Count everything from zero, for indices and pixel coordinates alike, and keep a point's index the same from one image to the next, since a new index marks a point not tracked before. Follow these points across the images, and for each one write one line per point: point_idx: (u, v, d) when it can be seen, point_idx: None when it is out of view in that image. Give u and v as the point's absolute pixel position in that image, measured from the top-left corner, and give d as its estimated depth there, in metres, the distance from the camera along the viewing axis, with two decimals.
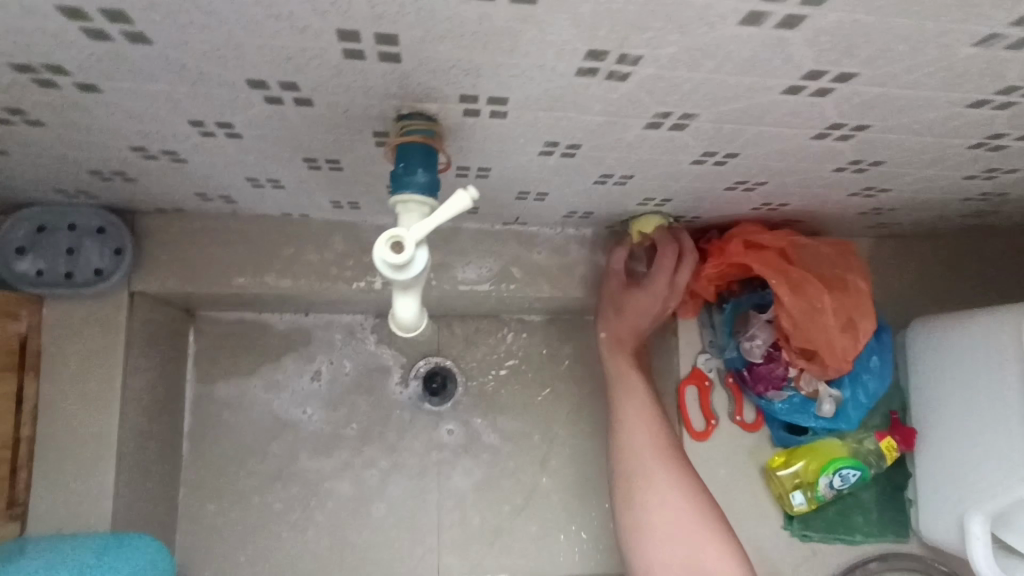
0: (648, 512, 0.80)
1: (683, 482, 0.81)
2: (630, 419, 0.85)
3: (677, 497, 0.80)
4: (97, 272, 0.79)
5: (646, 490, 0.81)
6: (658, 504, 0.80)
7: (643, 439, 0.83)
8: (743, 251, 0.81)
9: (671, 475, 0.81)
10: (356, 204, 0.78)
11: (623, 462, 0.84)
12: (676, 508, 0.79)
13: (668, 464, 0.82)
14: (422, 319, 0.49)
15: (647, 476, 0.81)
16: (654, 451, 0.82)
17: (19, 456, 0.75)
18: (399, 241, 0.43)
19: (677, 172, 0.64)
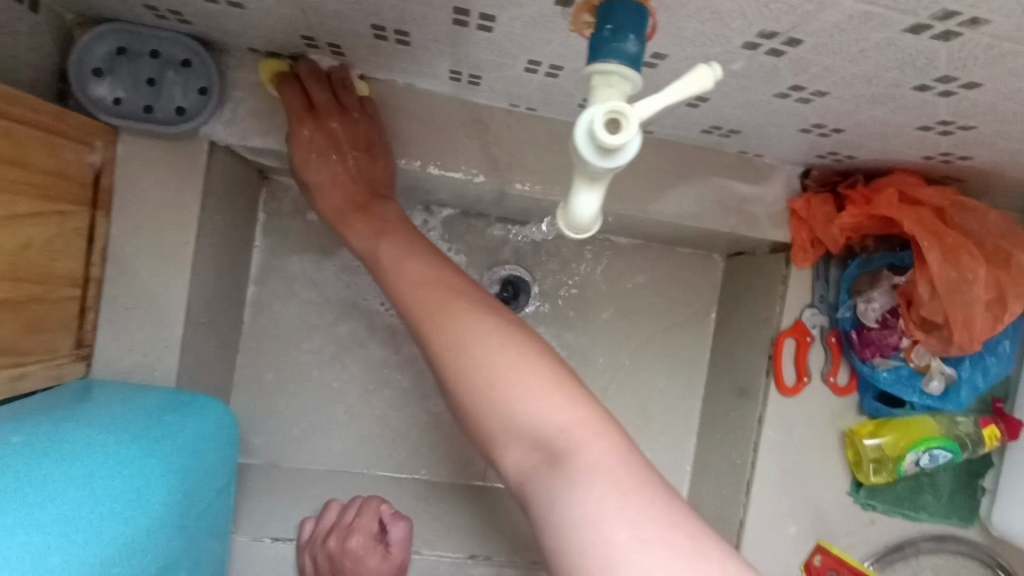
0: (489, 363, 0.57)
1: (491, 308, 0.61)
2: (398, 260, 0.68)
3: (514, 345, 0.58)
4: (178, 110, 0.71)
5: (457, 331, 0.59)
6: (500, 344, 0.58)
7: (421, 279, 0.65)
8: (895, 204, 0.73)
9: (497, 326, 0.59)
10: (476, 78, 0.69)
11: (433, 334, 0.60)
12: (500, 345, 0.58)
13: (495, 317, 0.60)
14: (597, 219, 0.42)
15: (440, 323, 0.61)
16: (448, 287, 0.63)
17: (87, 296, 0.70)
18: (620, 116, 0.35)
19: (881, 97, 0.54)
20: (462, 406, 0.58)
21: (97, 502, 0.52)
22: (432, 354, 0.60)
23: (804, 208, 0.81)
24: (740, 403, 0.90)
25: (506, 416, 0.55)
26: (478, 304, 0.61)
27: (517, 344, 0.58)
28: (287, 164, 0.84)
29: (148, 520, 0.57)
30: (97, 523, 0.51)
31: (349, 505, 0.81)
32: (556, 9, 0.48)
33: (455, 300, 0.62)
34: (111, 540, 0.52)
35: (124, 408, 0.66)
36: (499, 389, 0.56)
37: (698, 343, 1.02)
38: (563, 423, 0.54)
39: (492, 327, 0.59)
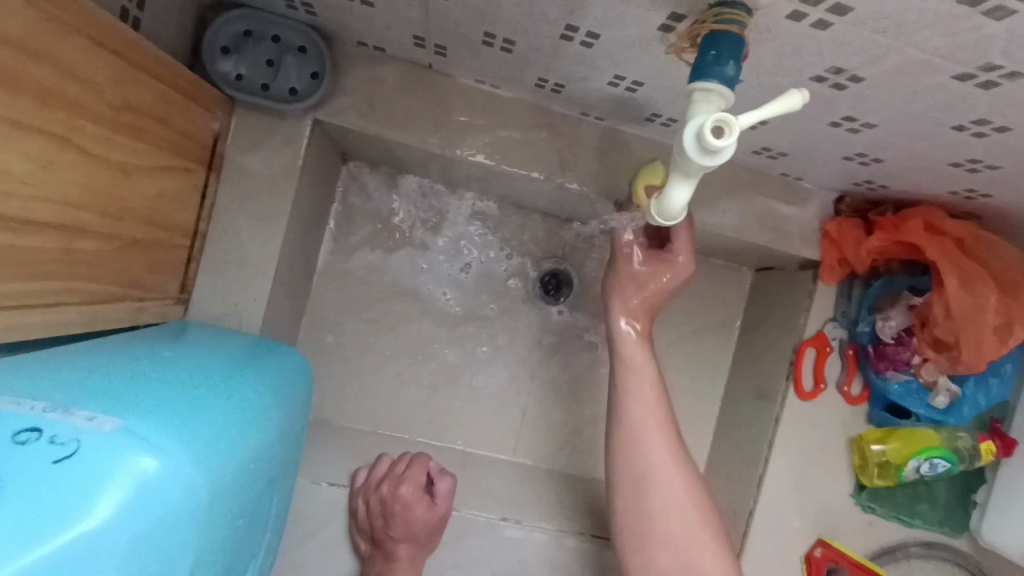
0: (666, 485, 0.79)
1: (680, 459, 0.81)
2: (631, 381, 0.84)
3: (669, 435, 0.82)
4: (291, 90, 0.79)
5: (653, 459, 0.80)
6: (671, 476, 0.80)
7: (644, 398, 0.83)
8: (921, 232, 0.82)
9: (674, 454, 0.81)
10: (560, 87, 0.78)
11: (640, 445, 0.81)
12: (668, 464, 0.80)
13: (674, 452, 0.81)
14: (685, 210, 0.50)
15: (645, 452, 0.81)
16: (655, 397, 0.83)
17: (193, 247, 0.78)
18: (726, 125, 0.43)
19: (922, 132, 0.63)
20: (617, 480, 0.82)
21: (240, 400, 0.56)
22: (616, 451, 0.82)
23: (836, 230, 0.89)
24: (758, 404, 0.98)
25: (679, 538, 0.77)
26: (664, 441, 0.81)
27: (686, 475, 0.81)
28: (370, 149, 0.92)
29: (272, 424, 0.60)
30: (248, 416, 0.55)
31: (400, 459, 0.89)
32: (657, 33, 0.57)
33: (652, 456, 0.80)
34: (258, 433, 0.56)
35: (215, 346, 0.71)
36: (670, 522, 0.78)
37: (721, 348, 1.10)
38: (681, 528, 0.77)
39: (657, 410, 0.83)
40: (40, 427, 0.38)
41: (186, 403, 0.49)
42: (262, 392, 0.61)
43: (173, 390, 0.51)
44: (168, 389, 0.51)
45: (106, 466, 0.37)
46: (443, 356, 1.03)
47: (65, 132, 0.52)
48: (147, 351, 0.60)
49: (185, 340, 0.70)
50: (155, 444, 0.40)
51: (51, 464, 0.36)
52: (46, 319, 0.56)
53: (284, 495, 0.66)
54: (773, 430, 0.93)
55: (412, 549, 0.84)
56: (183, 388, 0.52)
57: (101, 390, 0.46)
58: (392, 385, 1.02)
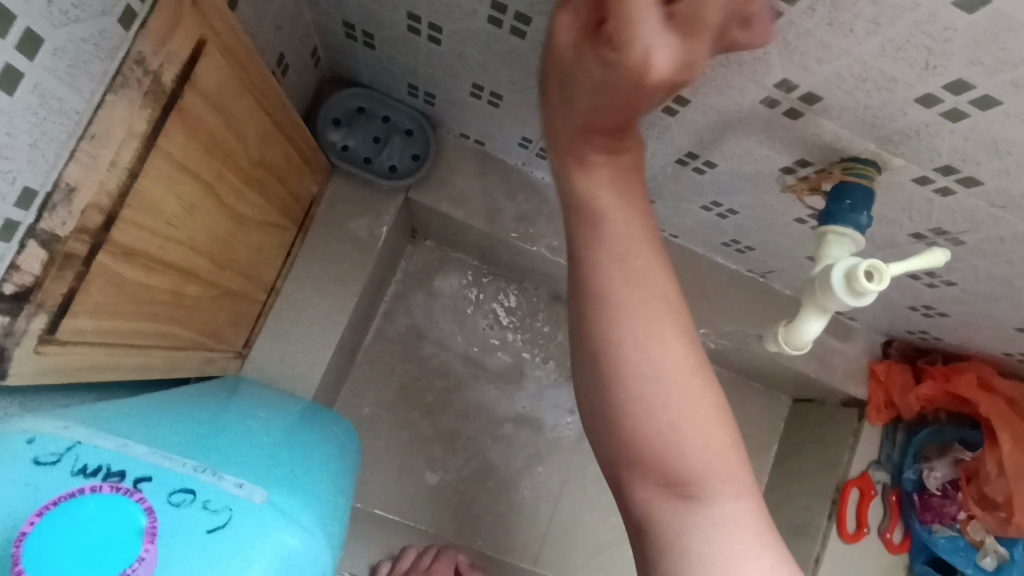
0: (639, 379, 0.43)
1: (699, 355, 0.45)
2: (608, 269, 0.46)
3: (692, 354, 0.45)
4: (391, 167, 0.82)
5: (642, 350, 0.44)
6: (664, 348, 0.44)
7: (611, 263, 0.45)
8: (973, 387, 0.84)
9: (681, 334, 0.45)
10: (647, 203, 0.82)
11: (614, 314, 0.44)
12: (673, 353, 0.44)
13: (675, 315, 0.45)
14: (812, 343, 0.51)
15: (638, 329, 0.44)
16: (621, 269, 0.45)
17: (266, 302, 0.77)
18: (881, 277, 0.45)
19: (1000, 296, 0.67)
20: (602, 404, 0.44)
21: (318, 469, 0.57)
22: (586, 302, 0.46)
23: (884, 372, 0.92)
24: (795, 539, 0.96)
25: (670, 412, 0.43)
26: (673, 310, 0.45)
27: (672, 352, 0.44)
28: (444, 229, 0.94)
29: (339, 489, 0.60)
30: (326, 482, 0.56)
31: (425, 553, 0.80)
32: (776, 173, 0.61)
33: (654, 317, 0.45)
34: (335, 497, 0.57)
35: (277, 397, 0.75)
36: (684, 445, 0.42)
37: (754, 474, 1.09)
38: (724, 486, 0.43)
39: (678, 320, 0.45)
40: (193, 490, 0.41)
41: (280, 469, 0.51)
42: (326, 460, 0.62)
43: (264, 455, 0.52)
44: (258, 453, 0.51)
45: (253, 541, 0.40)
46: (476, 446, 1.00)
47: (213, 183, 0.53)
48: (222, 408, 0.60)
49: (247, 397, 0.69)
50: (290, 519, 0.43)
51: (206, 532, 0.39)
52: (138, 359, 0.52)
53: None
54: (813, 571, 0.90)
55: None
56: (272, 453, 0.53)
57: (213, 455, 0.47)
58: (421, 469, 0.98)
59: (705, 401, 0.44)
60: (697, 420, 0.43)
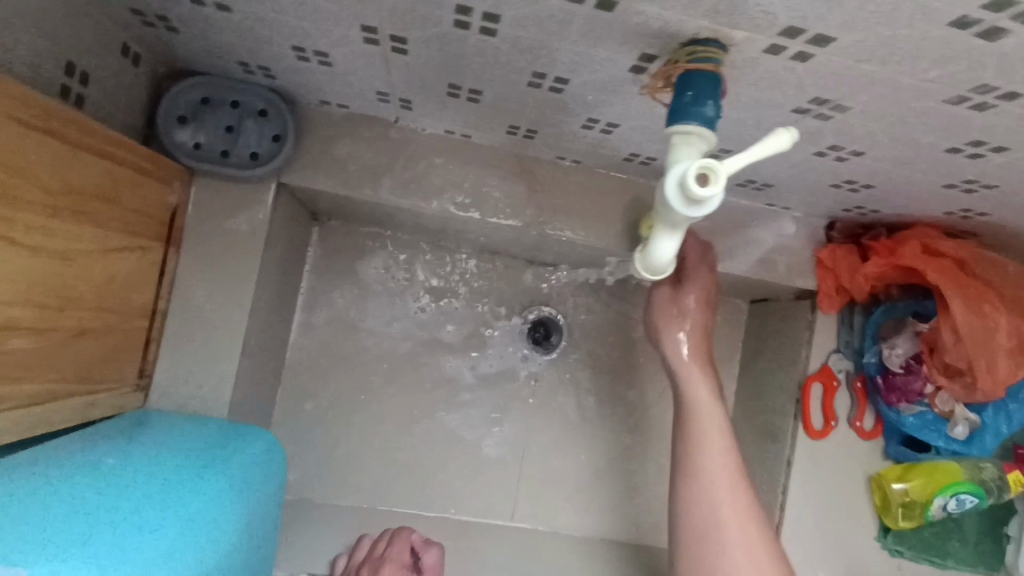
0: (723, 552, 0.73)
1: (756, 519, 0.75)
2: (711, 481, 0.77)
3: (744, 507, 0.76)
4: (252, 154, 0.75)
5: (725, 518, 0.75)
6: (722, 460, 0.78)
7: (731, 499, 0.76)
8: (918, 255, 0.78)
9: (743, 501, 0.76)
10: (533, 134, 0.75)
11: (709, 508, 0.76)
12: (746, 532, 0.74)
13: (743, 490, 0.77)
14: (672, 263, 0.46)
15: (715, 509, 0.75)
16: (739, 478, 0.77)
17: (153, 328, 0.73)
18: (716, 173, 0.39)
19: (914, 157, 0.60)
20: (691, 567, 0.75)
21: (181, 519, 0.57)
22: (688, 493, 0.78)
23: (829, 257, 0.86)
24: (767, 444, 0.93)
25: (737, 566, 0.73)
26: (745, 499, 0.76)
27: (749, 531, 0.74)
28: (340, 205, 0.89)
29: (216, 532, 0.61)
30: (185, 533, 0.56)
31: (381, 538, 0.80)
32: (628, 75, 0.54)
33: (737, 492, 0.76)
34: (198, 548, 0.57)
35: (175, 430, 0.72)
36: None
37: (722, 385, 1.06)
38: None
39: (747, 500, 0.76)
40: None
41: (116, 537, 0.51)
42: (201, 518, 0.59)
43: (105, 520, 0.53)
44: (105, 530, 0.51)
45: None
46: (429, 416, 0.99)
47: None
48: (91, 476, 0.58)
49: (154, 425, 0.71)
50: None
51: None
52: None
53: None
54: (786, 473, 0.88)
55: None
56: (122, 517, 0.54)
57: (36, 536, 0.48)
58: (380, 452, 0.97)
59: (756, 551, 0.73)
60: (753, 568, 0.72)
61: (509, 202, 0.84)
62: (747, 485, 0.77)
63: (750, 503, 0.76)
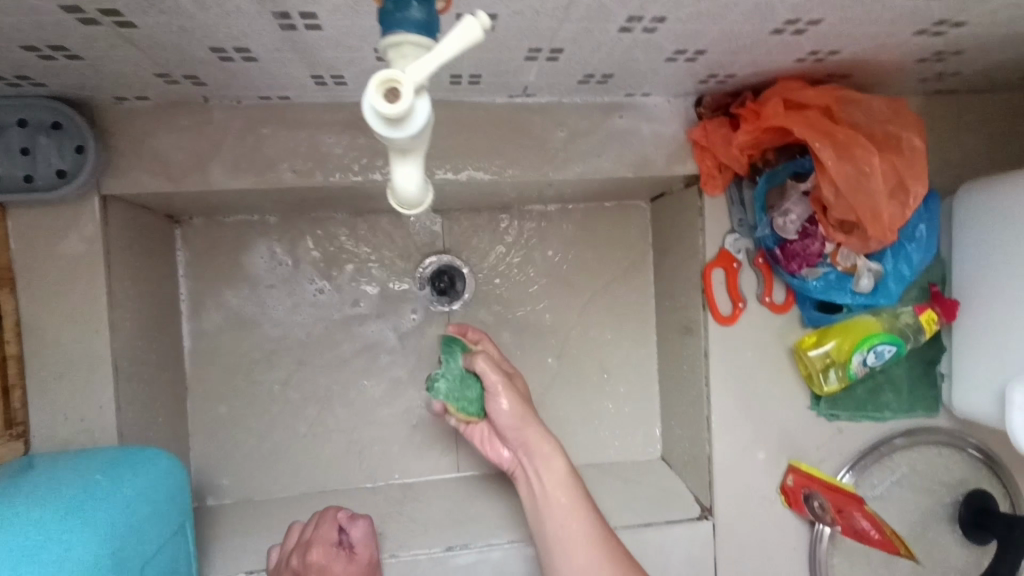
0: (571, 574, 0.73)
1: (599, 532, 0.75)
2: (549, 500, 0.77)
3: (582, 523, 0.75)
4: (59, 173, 0.70)
5: (566, 537, 0.75)
6: (559, 487, 0.77)
7: (570, 514, 0.76)
8: (782, 112, 0.73)
9: (584, 518, 0.76)
10: (341, 80, 0.69)
11: (551, 529, 0.76)
12: (586, 545, 0.74)
13: (581, 508, 0.76)
14: (425, 190, 0.41)
15: (557, 533, 0.75)
16: (576, 493, 0.78)
17: (8, 375, 0.70)
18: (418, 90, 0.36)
19: (720, 7, 0.54)
20: None
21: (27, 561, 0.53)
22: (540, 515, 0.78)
23: (702, 135, 0.80)
24: (687, 341, 0.91)
25: None
26: (582, 513, 0.76)
27: (587, 543, 0.74)
28: (189, 202, 0.84)
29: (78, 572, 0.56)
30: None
31: (309, 523, 0.81)
32: None
33: (573, 509, 0.76)
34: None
35: (38, 483, 0.64)
36: None
37: (641, 292, 1.02)
38: None
39: (590, 516, 0.76)
40: None
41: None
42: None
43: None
44: None
45: None
46: (349, 392, 0.96)
47: None
48: None
49: (32, 476, 0.66)
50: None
51: None
52: None
53: None
54: (706, 367, 0.86)
55: None
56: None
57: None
58: (308, 439, 0.95)
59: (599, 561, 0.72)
60: None
61: (355, 156, 0.76)
62: (585, 502, 0.77)
63: (588, 519, 0.76)
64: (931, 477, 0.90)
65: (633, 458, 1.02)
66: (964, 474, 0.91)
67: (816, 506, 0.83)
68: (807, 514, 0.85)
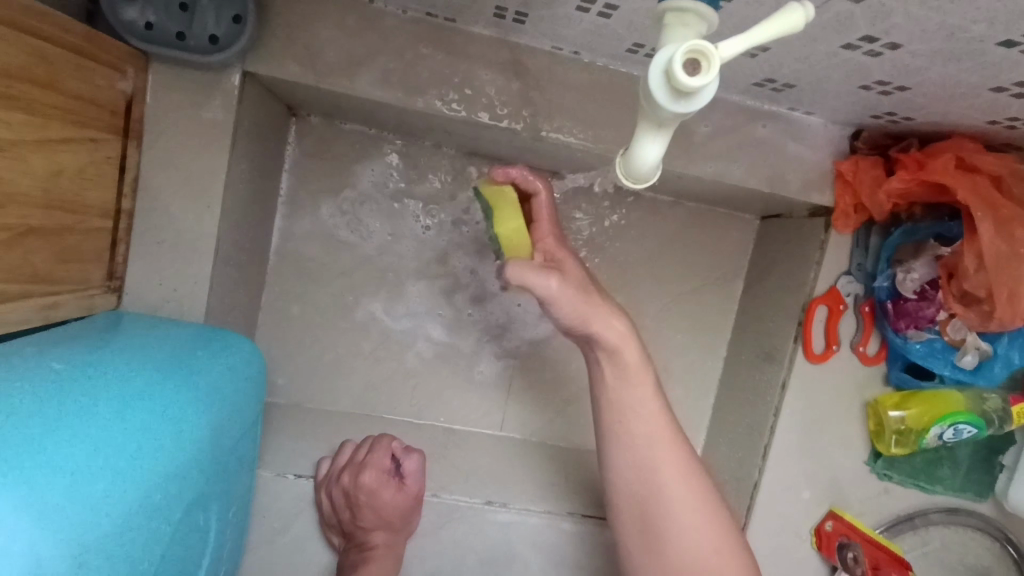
0: (637, 447, 0.71)
1: (663, 407, 0.72)
2: (620, 377, 0.71)
3: (649, 400, 0.72)
4: (211, 39, 0.67)
5: (635, 411, 0.71)
6: (624, 364, 0.71)
7: (636, 390, 0.71)
8: (949, 171, 0.71)
9: (650, 394, 0.72)
10: (521, 17, 0.66)
11: (620, 405, 0.71)
12: (651, 416, 0.71)
13: (647, 384, 0.72)
14: (657, 166, 0.41)
15: (624, 408, 0.71)
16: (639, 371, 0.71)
17: (118, 228, 0.70)
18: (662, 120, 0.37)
19: (960, 50, 0.51)
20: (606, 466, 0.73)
21: (140, 434, 0.53)
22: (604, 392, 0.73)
23: (852, 170, 0.77)
24: (764, 366, 0.90)
25: (642, 451, 0.71)
26: (650, 385, 0.72)
27: (650, 412, 0.71)
28: (318, 100, 0.82)
29: (176, 457, 0.56)
30: (139, 457, 0.52)
31: (364, 444, 0.84)
32: None
33: (632, 385, 0.71)
34: (148, 472, 0.52)
35: (139, 342, 0.64)
36: (650, 488, 0.70)
37: (724, 305, 1.01)
38: (677, 510, 0.70)
39: (649, 393, 0.72)
40: None
41: (62, 446, 0.47)
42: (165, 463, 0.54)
43: (47, 425, 0.47)
44: (72, 463, 0.47)
45: None
46: (417, 328, 0.96)
47: None
48: (61, 391, 0.52)
49: (126, 333, 0.66)
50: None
51: None
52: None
53: (215, 518, 0.67)
54: (780, 397, 0.85)
55: (387, 535, 0.79)
56: (86, 419, 0.50)
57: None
58: (366, 362, 0.95)
59: (661, 434, 0.71)
60: (653, 454, 0.71)
61: (505, 98, 0.74)
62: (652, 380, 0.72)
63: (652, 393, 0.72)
64: (957, 558, 0.91)
65: None
66: (989, 563, 0.91)
67: (847, 557, 0.85)
68: (835, 560, 0.86)
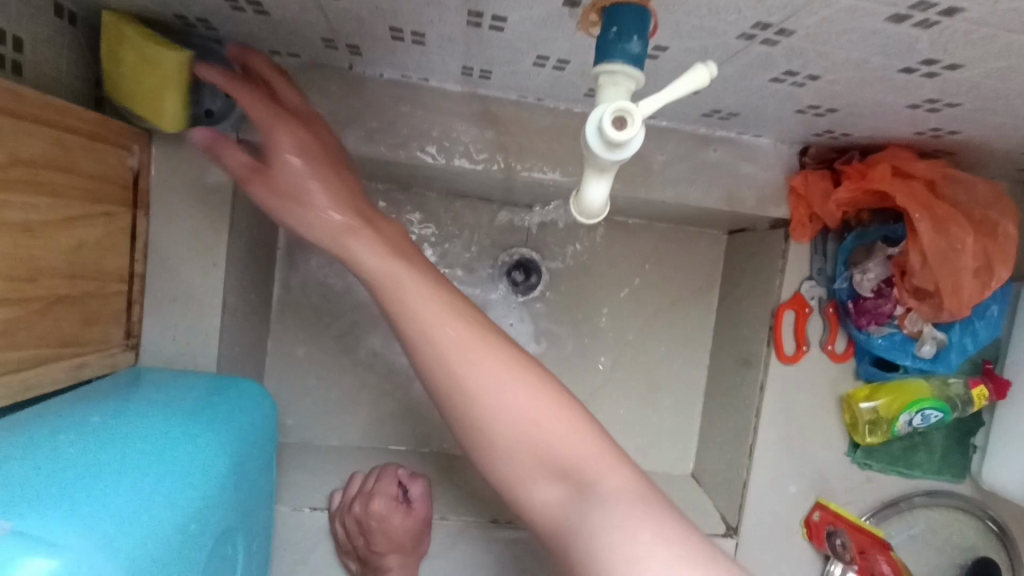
0: (457, 386, 0.56)
1: (499, 346, 0.58)
2: (433, 322, 0.58)
3: (463, 327, 0.58)
4: (207, 112, 0.74)
5: (452, 353, 0.57)
6: (425, 304, 0.59)
7: (451, 318, 0.58)
8: (888, 178, 0.78)
9: (477, 333, 0.58)
10: (487, 73, 0.74)
11: (443, 359, 0.57)
12: (466, 338, 0.57)
13: (461, 317, 0.58)
14: (605, 204, 0.46)
15: (438, 351, 0.57)
16: (450, 303, 0.59)
17: (133, 290, 0.76)
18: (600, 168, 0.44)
19: (870, 78, 0.58)
20: (469, 443, 0.57)
21: (171, 471, 0.58)
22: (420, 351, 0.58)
23: (803, 184, 0.84)
24: (743, 371, 0.96)
25: (490, 402, 0.55)
26: (473, 324, 0.58)
27: (473, 339, 0.57)
28: None
29: (206, 487, 0.61)
30: (174, 488, 0.57)
31: (370, 474, 0.88)
32: (564, 10, 0.53)
33: (453, 318, 0.58)
34: (185, 501, 0.58)
35: (159, 393, 0.70)
36: (520, 440, 0.55)
37: (702, 317, 1.07)
38: (562, 444, 0.55)
39: (473, 322, 0.58)
40: None
41: (108, 485, 0.52)
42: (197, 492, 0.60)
43: (93, 470, 0.53)
44: (118, 496, 0.52)
45: None
46: None
47: None
48: (100, 441, 0.57)
49: (146, 386, 0.71)
50: (52, 545, 0.45)
51: None
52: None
53: (242, 549, 0.71)
54: (759, 398, 0.91)
55: (399, 558, 0.83)
56: (126, 461, 0.56)
57: (21, 473, 0.50)
58: (369, 397, 1.01)
59: (506, 377, 0.56)
60: (509, 399, 0.56)
61: (478, 144, 0.81)
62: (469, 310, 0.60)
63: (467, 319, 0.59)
64: (945, 539, 0.95)
65: (666, 470, 1.08)
66: (976, 541, 0.96)
67: (836, 544, 0.89)
68: (825, 548, 0.90)
